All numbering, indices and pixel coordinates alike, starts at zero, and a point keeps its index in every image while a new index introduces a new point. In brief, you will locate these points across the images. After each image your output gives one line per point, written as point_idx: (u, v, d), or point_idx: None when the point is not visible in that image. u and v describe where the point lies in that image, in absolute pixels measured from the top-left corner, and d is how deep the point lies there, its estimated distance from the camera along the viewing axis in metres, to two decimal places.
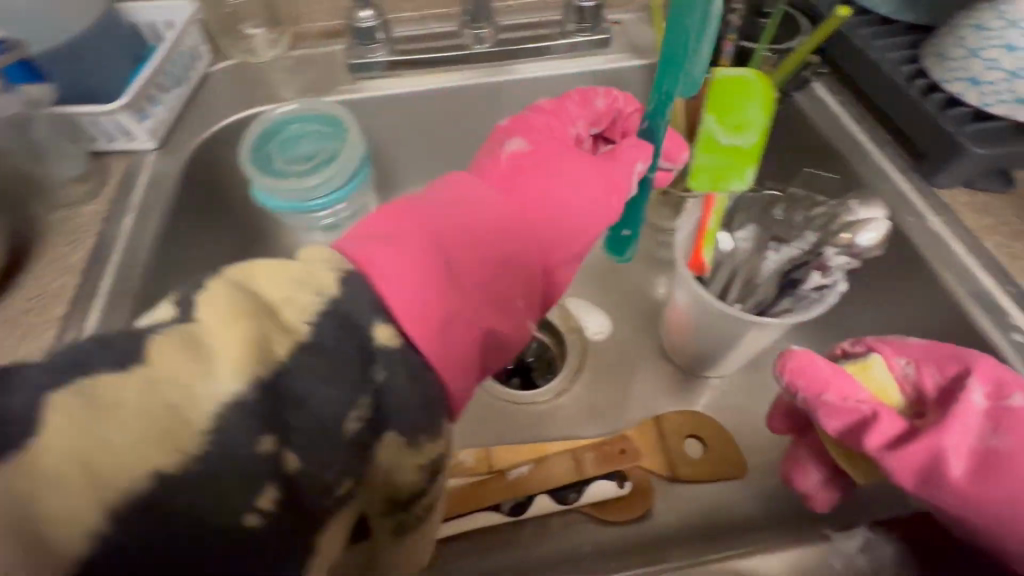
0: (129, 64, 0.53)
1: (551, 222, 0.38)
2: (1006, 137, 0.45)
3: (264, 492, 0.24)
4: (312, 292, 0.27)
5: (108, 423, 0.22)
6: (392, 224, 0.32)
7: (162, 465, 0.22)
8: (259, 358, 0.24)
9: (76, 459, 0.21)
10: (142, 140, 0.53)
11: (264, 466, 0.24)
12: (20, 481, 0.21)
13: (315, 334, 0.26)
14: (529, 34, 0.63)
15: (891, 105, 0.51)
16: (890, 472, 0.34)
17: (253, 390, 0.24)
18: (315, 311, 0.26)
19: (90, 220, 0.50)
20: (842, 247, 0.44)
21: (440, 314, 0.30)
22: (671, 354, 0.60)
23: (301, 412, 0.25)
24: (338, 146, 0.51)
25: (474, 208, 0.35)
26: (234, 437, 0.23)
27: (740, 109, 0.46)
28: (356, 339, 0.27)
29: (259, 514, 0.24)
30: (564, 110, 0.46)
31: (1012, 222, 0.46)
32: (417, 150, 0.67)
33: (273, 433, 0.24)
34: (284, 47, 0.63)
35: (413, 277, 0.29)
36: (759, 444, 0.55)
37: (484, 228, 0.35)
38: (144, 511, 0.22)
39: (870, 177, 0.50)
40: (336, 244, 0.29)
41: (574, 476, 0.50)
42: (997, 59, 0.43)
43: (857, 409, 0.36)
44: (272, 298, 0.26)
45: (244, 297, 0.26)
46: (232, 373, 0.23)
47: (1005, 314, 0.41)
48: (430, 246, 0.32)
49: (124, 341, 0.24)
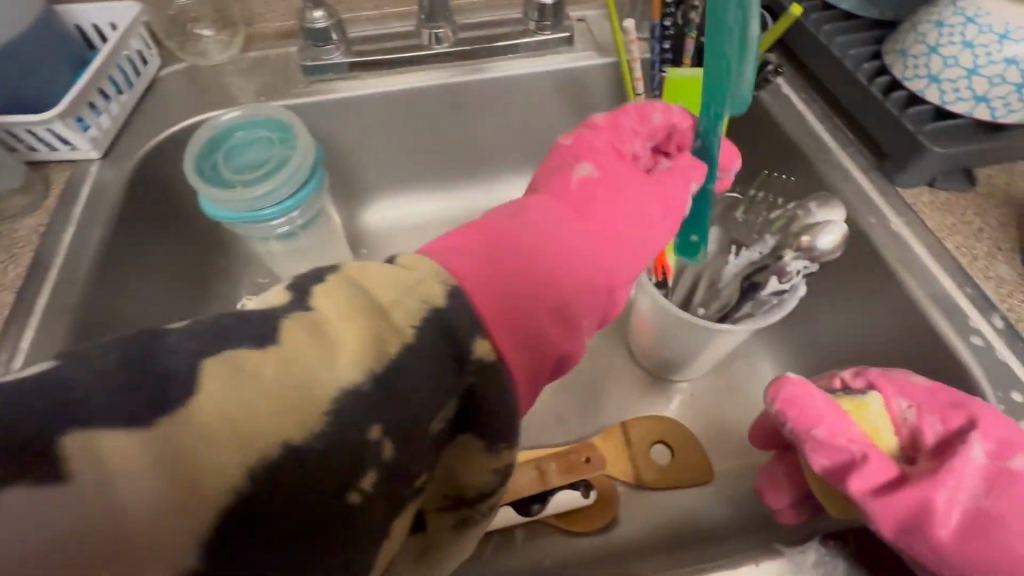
0: (69, 70, 0.51)
1: (617, 247, 0.37)
2: (966, 135, 0.45)
3: (366, 474, 0.24)
4: (417, 297, 0.25)
5: (254, 386, 0.21)
6: (469, 240, 0.31)
7: (263, 453, 0.21)
8: (374, 355, 0.23)
9: (207, 430, 0.21)
10: (84, 150, 0.51)
11: (371, 452, 0.23)
12: (168, 440, 0.20)
13: (420, 341, 0.24)
14: (490, 34, 0.62)
15: (853, 103, 0.50)
16: (872, 517, 0.34)
17: (369, 383, 0.23)
18: (420, 318, 0.25)
19: (29, 234, 0.48)
20: (802, 250, 0.43)
21: (528, 328, 0.29)
22: (639, 357, 0.59)
23: (404, 406, 0.24)
24: (287, 151, 0.50)
25: (546, 224, 0.34)
26: (352, 424, 0.23)
27: (696, 110, 0.46)
28: (454, 349, 0.25)
29: (360, 494, 0.24)
30: (620, 128, 0.43)
31: (974, 221, 0.46)
32: (379, 153, 0.65)
33: (381, 424, 0.23)
34: (238, 49, 0.61)
35: (502, 291, 0.29)
36: (728, 448, 0.54)
37: (561, 244, 0.34)
38: (267, 484, 0.21)
39: (833, 177, 0.49)
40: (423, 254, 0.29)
41: (539, 487, 0.49)
42: (956, 55, 0.43)
43: (847, 449, 0.35)
44: (382, 297, 0.25)
45: (358, 293, 0.25)
46: (353, 363, 0.23)
47: (964, 317, 0.41)
48: (512, 260, 0.31)
49: (244, 326, 0.23)
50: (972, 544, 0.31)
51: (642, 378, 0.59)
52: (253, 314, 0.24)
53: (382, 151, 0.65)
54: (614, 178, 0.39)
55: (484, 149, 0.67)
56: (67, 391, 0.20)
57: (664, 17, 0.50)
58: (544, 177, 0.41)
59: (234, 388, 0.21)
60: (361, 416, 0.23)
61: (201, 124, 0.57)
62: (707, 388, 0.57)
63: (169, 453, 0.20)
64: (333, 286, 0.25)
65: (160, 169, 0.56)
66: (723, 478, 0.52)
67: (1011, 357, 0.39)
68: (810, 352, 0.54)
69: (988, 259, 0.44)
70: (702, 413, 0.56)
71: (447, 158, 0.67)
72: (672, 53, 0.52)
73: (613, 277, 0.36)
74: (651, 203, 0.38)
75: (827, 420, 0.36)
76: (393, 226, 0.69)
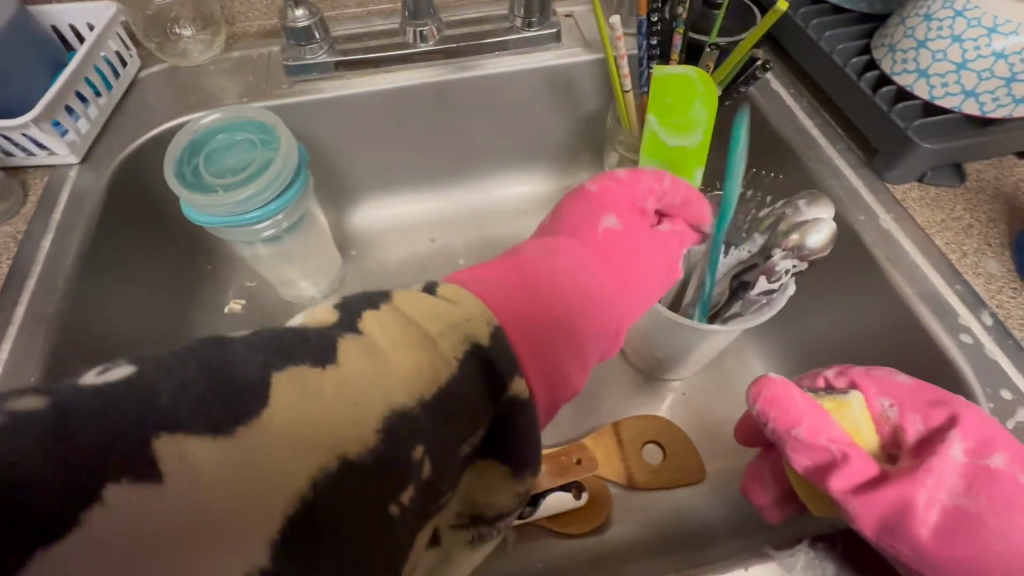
0: (45, 73, 0.50)
1: (624, 296, 0.41)
2: (953, 131, 0.44)
3: (405, 489, 0.25)
4: (459, 332, 0.27)
5: (324, 400, 0.22)
6: (491, 272, 0.35)
7: (323, 463, 0.22)
8: (424, 383, 0.25)
9: (285, 438, 0.21)
10: (63, 155, 0.50)
11: (412, 471, 0.25)
12: (239, 452, 0.21)
13: (462, 372, 0.26)
14: (476, 30, 0.61)
15: (842, 99, 0.49)
16: (852, 516, 0.34)
17: (416, 408, 0.24)
18: (463, 351, 0.26)
19: (6, 241, 0.47)
20: (791, 250, 0.42)
21: (546, 350, 0.33)
22: (629, 356, 0.58)
23: (442, 426, 0.25)
24: (270, 154, 0.49)
25: (560, 257, 0.39)
26: (399, 442, 0.24)
27: (684, 111, 0.44)
28: (494, 383, 0.27)
29: (400, 505, 0.25)
30: (639, 182, 0.45)
31: (962, 217, 0.46)
32: (366, 154, 0.64)
33: (423, 444, 0.25)
34: (220, 49, 0.60)
35: (522, 318, 0.33)
36: (719, 446, 0.54)
37: (572, 275, 0.38)
38: (328, 493, 0.22)
39: (822, 173, 0.48)
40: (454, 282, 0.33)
41: (530, 490, 0.48)
42: (944, 50, 0.42)
43: (826, 449, 0.35)
44: (428, 328, 0.26)
45: (405, 322, 0.26)
46: (401, 391, 0.24)
47: (953, 314, 0.41)
48: (531, 289, 0.34)
49: (304, 343, 0.24)
50: (951, 541, 0.31)
51: (634, 376, 0.59)
52: (309, 333, 0.24)
53: (369, 152, 0.64)
54: (633, 230, 0.44)
55: (472, 148, 0.67)
56: (155, 401, 0.20)
57: (651, 12, 0.48)
58: (571, 218, 0.44)
59: (307, 398, 0.22)
60: (407, 432, 0.24)
61: (183, 126, 0.56)
62: (699, 386, 0.57)
63: (242, 461, 0.21)
64: (382, 313, 0.26)
65: (142, 173, 0.55)
66: (713, 476, 0.52)
67: (1000, 355, 0.39)
68: (800, 349, 0.54)
69: (977, 255, 0.44)
70: (693, 412, 0.56)
71: (436, 158, 0.67)
72: (659, 49, 0.51)
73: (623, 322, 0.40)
74: (661, 255, 0.43)
75: (810, 419, 0.36)
76: (382, 227, 0.69)
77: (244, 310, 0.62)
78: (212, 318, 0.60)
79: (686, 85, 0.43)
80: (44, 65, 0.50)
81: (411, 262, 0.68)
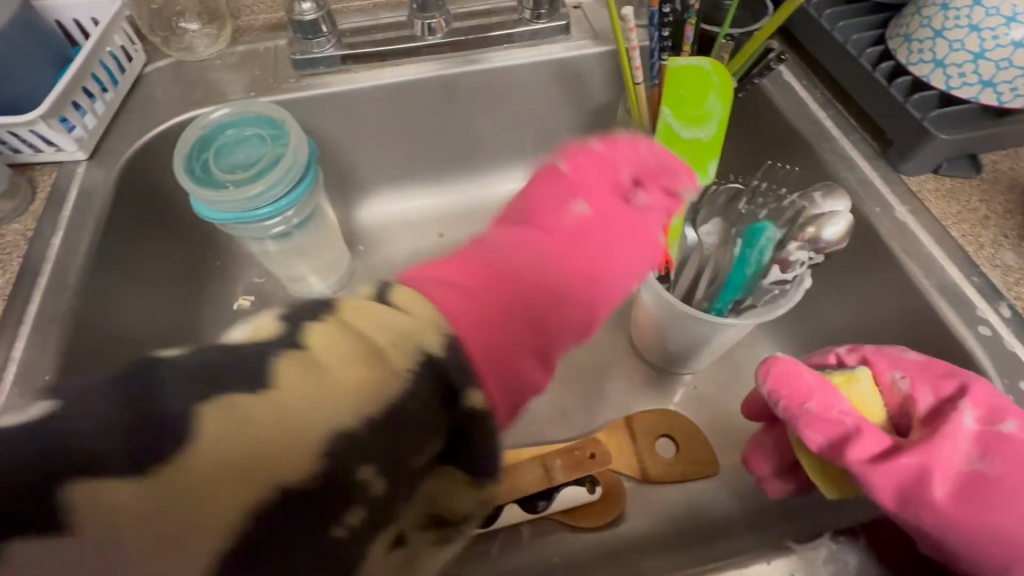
0: (50, 67, 0.49)
1: (603, 275, 0.38)
2: (970, 122, 0.44)
3: (353, 510, 0.22)
4: (411, 344, 0.24)
5: (253, 427, 0.20)
6: (452, 265, 0.32)
7: (257, 496, 0.20)
8: (373, 401, 0.22)
9: (211, 473, 0.20)
10: (70, 151, 0.50)
11: (359, 491, 0.22)
12: (155, 490, 0.19)
13: (416, 388, 0.23)
14: (484, 22, 0.60)
15: (856, 90, 0.49)
16: (871, 487, 0.33)
17: (366, 426, 0.22)
18: (417, 363, 0.24)
19: (15, 239, 0.46)
20: (807, 241, 0.42)
21: (499, 349, 0.29)
22: (641, 350, 0.59)
23: (398, 446, 0.23)
24: (280, 149, 0.48)
25: (524, 245, 0.36)
26: (342, 465, 0.22)
27: (699, 102, 0.43)
28: (445, 398, 0.24)
29: (345, 527, 0.22)
30: (609, 156, 0.43)
31: (978, 208, 0.45)
32: (374, 148, 0.64)
33: (373, 464, 0.22)
34: (226, 44, 0.60)
35: (478, 315, 0.29)
36: (732, 439, 0.54)
37: (537, 265, 0.35)
38: (264, 524, 0.21)
39: (836, 166, 0.48)
40: (403, 278, 0.29)
41: (544, 484, 0.48)
42: (962, 40, 0.42)
43: (839, 421, 0.35)
44: (378, 339, 0.24)
45: (356, 336, 0.23)
46: (339, 411, 0.22)
47: (970, 306, 0.40)
48: (491, 280, 0.32)
49: (234, 363, 0.21)
50: (973, 508, 0.30)
51: (644, 371, 0.59)
52: (242, 350, 0.22)
53: (377, 147, 0.64)
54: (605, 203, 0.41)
55: (480, 143, 0.66)
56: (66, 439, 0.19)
57: (664, 3, 0.48)
58: (534, 204, 0.40)
59: (240, 426, 0.20)
60: (352, 453, 0.22)
61: (189, 122, 0.56)
62: (710, 379, 0.57)
63: (165, 499, 0.19)
64: (329, 329, 0.23)
65: (149, 170, 0.54)
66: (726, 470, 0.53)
67: (1019, 347, 0.38)
68: (812, 342, 0.53)
69: (994, 247, 0.43)
70: (704, 405, 0.56)
71: (444, 153, 0.66)
72: (670, 40, 0.51)
73: (600, 303, 0.38)
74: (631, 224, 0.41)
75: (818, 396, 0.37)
76: (390, 223, 0.69)
77: (252, 307, 0.62)
78: (221, 315, 0.60)
79: (701, 76, 0.43)
80: (48, 60, 0.49)
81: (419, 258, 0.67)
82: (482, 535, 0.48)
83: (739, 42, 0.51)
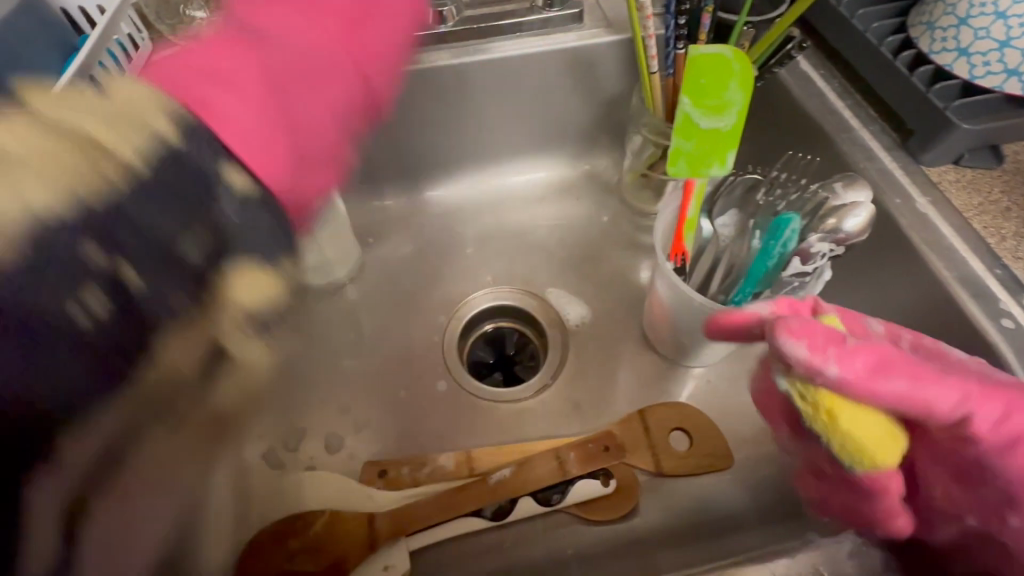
0: (57, 56, 0.48)
1: (287, 111, 0.46)
2: (994, 111, 0.44)
3: (88, 292, 0.24)
4: (136, 129, 0.26)
5: None
6: (210, 56, 0.44)
7: None
8: (85, 180, 0.24)
9: None
10: None
11: (105, 282, 0.25)
12: None
13: (146, 172, 0.26)
14: (495, 10, 0.59)
15: (876, 79, 0.48)
16: (944, 407, 0.29)
17: (72, 211, 0.24)
18: (140, 145, 0.26)
19: None
20: (827, 233, 0.42)
21: (252, 121, 0.43)
22: (654, 343, 0.59)
23: (126, 242, 0.25)
24: (291, 141, 0.47)
25: (281, 31, 0.47)
26: (58, 245, 0.23)
27: (718, 90, 0.42)
28: (183, 173, 0.27)
29: (88, 315, 0.24)
30: None
31: (1000, 199, 0.45)
32: (383, 139, 0.63)
33: (86, 281, 0.24)
34: None
35: (248, 112, 0.43)
36: (745, 431, 0.54)
37: (292, 55, 0.47)
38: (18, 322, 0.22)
39: (855, 157, 0.48)
40: (152, 67, 0.44)
41: (557, 477, 0.48)
42: (989, 29, 0.41)
43: (878, 353, 0.30)
44: (89, 127, 0.25)
45: (62, 131, 0.25)
46: (40, 187, 0.23)
47: (993, 299, 0.40)
48: (263, 82, 0.45)
49: None
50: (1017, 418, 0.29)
51: (657, 363, 0.59)
52: None
53: (388, 135, 0.63)
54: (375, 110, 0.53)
55: (491, 132, 0.65)
56: None
57: None
58: None
59: None
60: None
61: None
62: (724, 372, 0.57)
63: None
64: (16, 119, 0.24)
65: None
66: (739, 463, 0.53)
67: None
68: None
69: (1016, 239, 0.43)
70: (716, 398, 0.56)
71: (454, 143, 0.65)
72: (686, 29, 0.50)
73: (364, 71, 0.52)
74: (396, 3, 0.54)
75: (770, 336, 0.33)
76: (400, 214, 0.68)
77: None
78: None
79: (722, 63, 0.42)
80: (55, 48, 0.48)
81: (431, 249, 0.67)
82: (495, 527, 0.48)
83: (756, 33, 0.50)
